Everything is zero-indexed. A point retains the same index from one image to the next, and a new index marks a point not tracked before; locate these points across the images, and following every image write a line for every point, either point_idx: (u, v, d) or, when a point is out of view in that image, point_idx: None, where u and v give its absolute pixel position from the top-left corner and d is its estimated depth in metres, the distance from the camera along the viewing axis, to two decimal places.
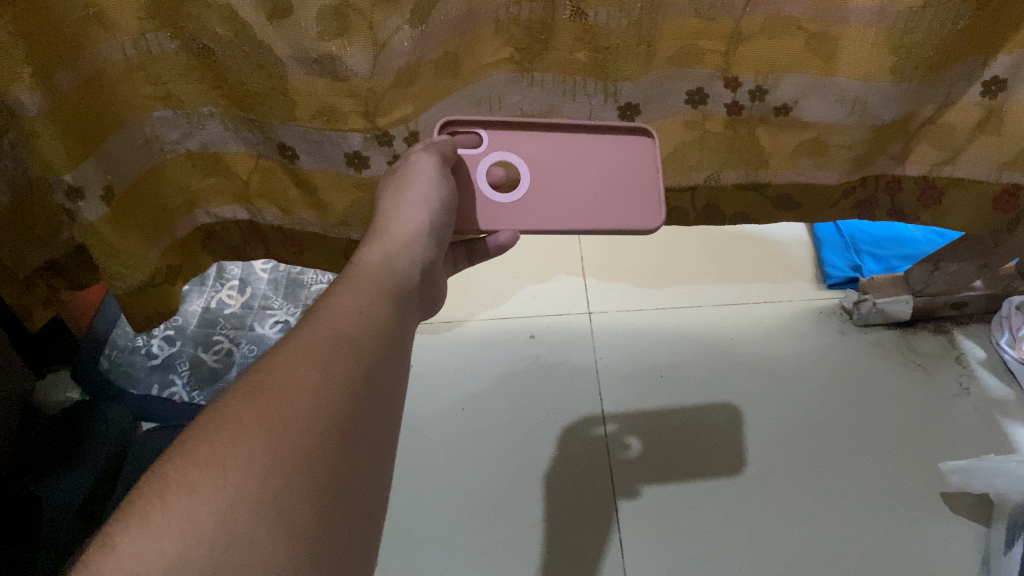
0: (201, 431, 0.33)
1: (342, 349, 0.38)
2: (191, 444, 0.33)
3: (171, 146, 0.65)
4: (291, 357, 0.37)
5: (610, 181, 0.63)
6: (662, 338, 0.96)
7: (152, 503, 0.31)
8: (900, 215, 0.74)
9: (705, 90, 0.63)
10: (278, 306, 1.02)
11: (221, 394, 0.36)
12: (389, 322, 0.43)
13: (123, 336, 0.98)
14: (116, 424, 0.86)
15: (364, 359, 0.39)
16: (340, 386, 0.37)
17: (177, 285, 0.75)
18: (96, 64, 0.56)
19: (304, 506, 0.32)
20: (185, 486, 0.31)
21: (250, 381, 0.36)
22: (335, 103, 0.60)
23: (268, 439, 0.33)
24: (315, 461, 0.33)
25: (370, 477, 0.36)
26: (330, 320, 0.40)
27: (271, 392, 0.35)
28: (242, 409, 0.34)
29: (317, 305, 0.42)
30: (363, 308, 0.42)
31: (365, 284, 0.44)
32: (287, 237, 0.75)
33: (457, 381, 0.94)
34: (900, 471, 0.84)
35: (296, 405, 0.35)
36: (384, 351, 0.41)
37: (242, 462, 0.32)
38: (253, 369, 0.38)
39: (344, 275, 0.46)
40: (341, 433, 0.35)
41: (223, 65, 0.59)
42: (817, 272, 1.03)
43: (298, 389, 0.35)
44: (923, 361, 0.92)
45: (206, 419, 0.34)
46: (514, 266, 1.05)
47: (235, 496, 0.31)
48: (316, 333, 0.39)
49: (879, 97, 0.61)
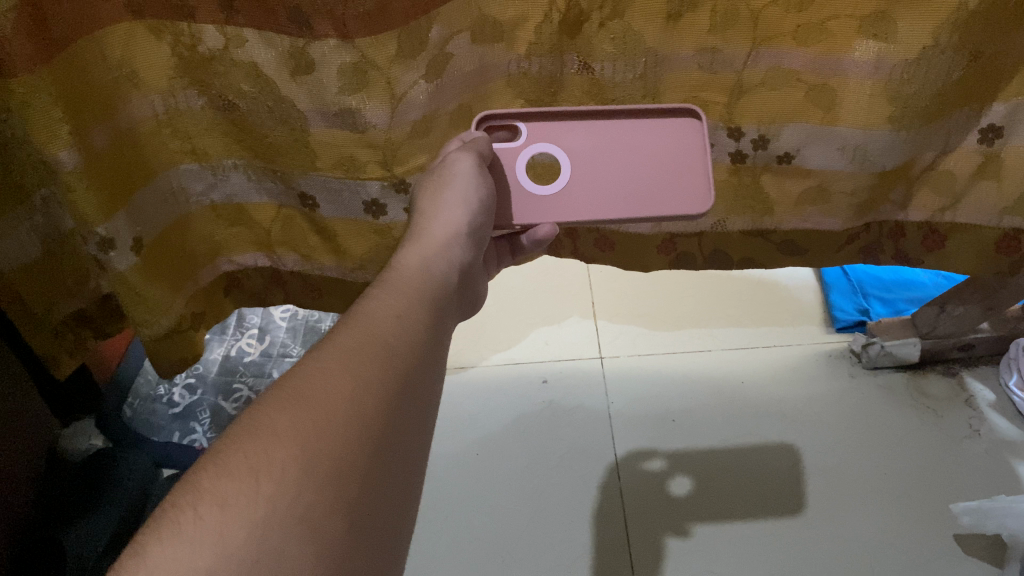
0: (235, 440, 0.33)
1: (378, 351, 0.38)
2: (224, 454, 0.33)
3: (197, 198, 0.69)
4: (329, 360, 0.37)
5: (656, 168, 0.62)
6: (673, 381, 0.98)
7: (184, 516, 0.31)
8: (906, 258, 0.75)
9: (709, 139, 0.66)
10: (296, 352, 1.04)
11: (256, 399, 0.36)
12: (427, 323, 0.42)
13: (145, 384, 1.00)
14: (138, 470, 0.87)
15: (400, 360, 0.38)
16: (377, 390, 0.36)
17: (200, 331, 0.77)
18: (128, 121, 0.59)
19: (333, 523, 0.32)
20: (216, 499, 0.31)
21: (285, 386, 0.36)
22: (354, 153, 0.63)
23: (301, 451, 0.33)
24: (348, 475, 0.33)
25: (404, 489, 0.35)
26: (369, 320, 0.40)
27: (307, 398, 0.35)
28: (277, 416, 0.34)
29: (355, 307, 0.42)
30: (402, 310, 0.42)
31: (402, 287, 0.44)
32: (308, 283, 0.77)
33: (470, 427, 0.95)
34: (913, 516, 0.84)
35: (332, 413, 0.34)
36: (422, 356, 0.40)
37: (275, 475, 0.32)
38: (289, 372, 0.37)
39: (380, 277, 0.46)
40: (375, 442, 0.35)
41: (247, 119, 0.62)
42: (826, 315, 1.04)
43: (334, 396, 0.35)
44: (934, 404, 0.93)
45: (242, 426, 0.34)
46: (526, 310, 1.08)
47: (267, 506, 0.31)
48: (354, 333, 0.39)
49: (879, 145, 0.64)
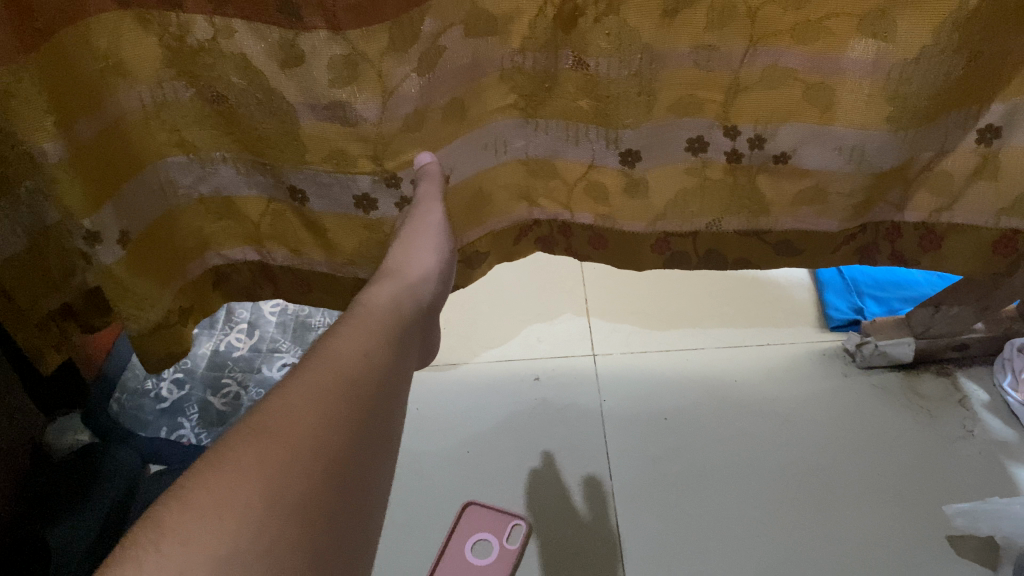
0: (202, 476, 0.35)
1: (345, 388, 0.40)
2: (189, 489, 0.34)
3: (185, 191, 0.67)
4: (293, 396, 0.38)
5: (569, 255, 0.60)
6: (665, 380, 0.97)
7: (146, 552, 0.31)
8: (901, 259, 0.75)
9: (705, 138, 0.65)
10: (286, 348, 1.03)
11: (220, 435, 0.37)
12: (392, 363, 0.44)
13: (133, 378, 0.98)
14: (124, 468, 0.86)
15: (364, 399, 0.40)
16: (341, 429, 0.38)
17: (188, 326, 0.76)
18: (115, 113, 0.58)
19: (295, 558, 0.33)
20: (179, 534, 0.32)
21: (253, 419, 0.38)
22: (345, 147, 0.61)
23: (266, 486, 0.34)
24: (309, 511, 0.35)
25: (361, 524, 0.37)
26: (335, 357, 0.42)
27: (271, 433, 0.37)
28: (243, 452, 0.36)
29: (322, 340, 0.43)
30: (367, 347, 0.43)
31: (369, 322, 0.46)
32: (297, 278, 0.76)
33: (461, 425, 0.94)
34: (906, 517, 0.84)
35: (295, 449, 0.36)
36: (383, 394, 0.42)
37: (241, 511, 0.33)
38: (255, 407, 0.39)
39: (348, 310, 0.47)
40: (335, 481, 0.36)
41: (236, 112, 0.61)
42: (819, 314, 1.04)
43: (297, 432, 0.37)
44: (927, 404, 0.93)
45: (206, 459, 0.36)
46: (518, 308, 1.07)
47: (230, 543, 0.32)
48: (321, 369, 0.40)
49: (876, 146, 0.63)
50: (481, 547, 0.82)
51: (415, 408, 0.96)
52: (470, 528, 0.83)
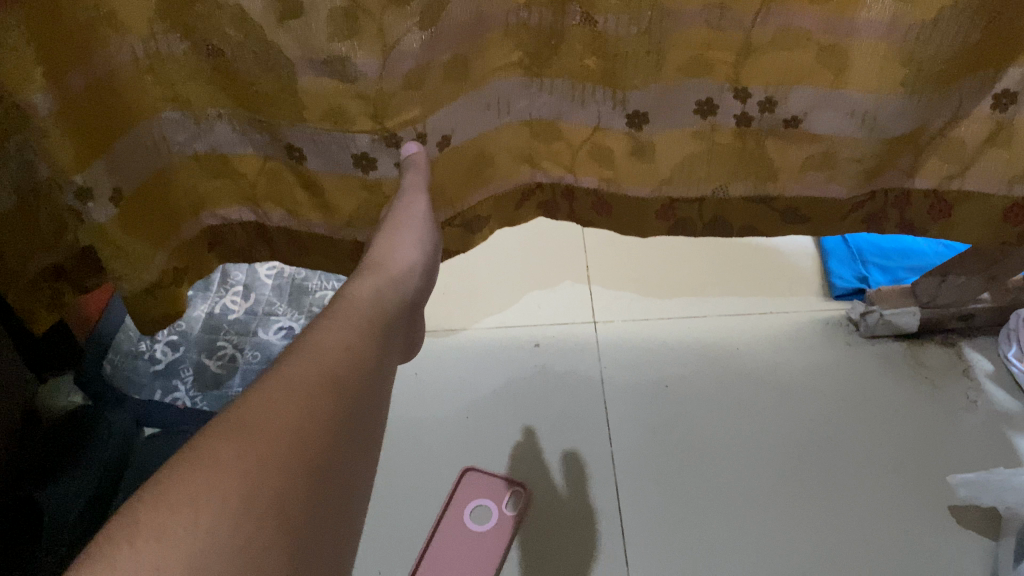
0: (178, 473, 0.34)
1: (327, 385, 0.39)
2: (164, 485, 0.33)
3: (179, 148, 0.65)
4: (275, 390, 0.37)
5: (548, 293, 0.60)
6: (667, 349, 0.96)
7: (121, 547, 0.30)
8: (911, 227, 0.73)
9: (714, 101, 0.63)
10: (282, 311, 1.01)
11: (198, 431, 0.36)
12: (375, 358, 0.43)
13: (126, 340, 0.96)
14: (118, 431, 0.86)
15: (347, 396, 0.39)
16: (322, 426, 0.37)
17: (183, 287, 0.75)
18: (108, 65, 0.56)
19: (274, 556, 0.32)
20: (154, 531, 0.31)
21: (231, 414, 0.37)
22: (344, 103, 0.58)
23: (245, 482, 0.33)
24: (289, 507, 0.33)
25: (342, 526, 0.36)
26: (318, 352, 0.40)
27: (251, 427, 0.36)
28: (221, 449, 0.34)
29: (304, 336, 0.42)
30: (351, 343, 0.42)
31: (353, 318, 0.44)
32: (294, 240, 0.74)
33: (459, 392, 0.93)
34: (907, 488, 0.83)
35: (275, 444, 0.35)
36: (368, 391, 0.41)
37: (217, 508, 0.32)
38: (233, 402, 0.38)
39: (331, 305, 0.46)
40: (317, 479, 0.35)
41: (233, 66, 0.58)
42: (823, 284, 1.02)
43: (278, 428, 0.36)
44: (930, 374, 0.92)
45: (183, 455, 0.35)
46: (517, 273, 1.05)
47: (207, 542, 0.31)
48: (303, 365, 0.39)
49: (889, 111, 0.61)
50: (479, 513, 0.82)
51: (414, 373, 0.95)
52: (467, 495, 0.84)
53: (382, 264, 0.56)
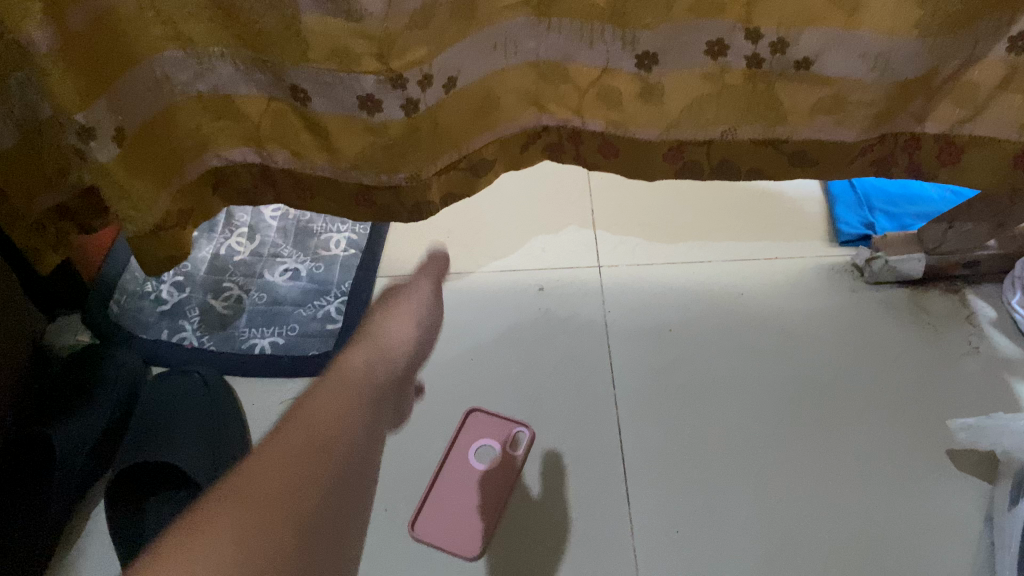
0: (174, 540, 0.35)
1: (318, 456, 0.40)
2: (162, 551, 0.34)
3: (183, 87, 0.64)
4: (269, 467, 0.39)
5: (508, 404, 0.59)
6: (671, 294, 0.96)
7: None
8: (919, 170, 0.73)
9: (725, 42, 0.62)
10: (288, 254, 1.01)
11: (191, 504, 0.37)
12: (364, 431, 0.44)
13: (131, 281, 0.97)
14: (127, 370, 0.86)
15: (338, 468, 0.40)
16: (312, 496, 0.38)
17: (188, 229, 0.75)
18: (107, 3, 0.55)
19: None
20: None
21: (225, 486, 0.38)
22: (348, 44, 0.57)
23: (238, 550, 0.34)
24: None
25: None
26: (309, 422, 0.42)
27: (248, 498, 0.37)
28: (217, 514, 0.36)
29: (295, 406, 0.43)
30: (340, 414, 0.43)
31: (345, 392, 0.46)
32: (298, 181, 0.74)
33: (463, 335, 0.94)
34: (905, 432, 0.84)
35: (270, 513, 0.36)
36: (357, 468, 0.42)
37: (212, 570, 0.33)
38: (226, 475, 0.39)
39: (322, 376, 0.47)
40: (307, 551, 0.36)
41: (236, 5, 0.57)
42: (829, 228, 1.01)
43: (270, 498, 0.37)
44: (933, 320, 0.92)
45: (179, 524, 0.36)
46: (521, 218, 1.05)
47: None
48: (294, 435, 0.41)
49: (902, 53, 0.60)
50: (484, 453, 0.84)
51: None
52: (473, 436, 0.86)
53: (370, 334, 0.55)
